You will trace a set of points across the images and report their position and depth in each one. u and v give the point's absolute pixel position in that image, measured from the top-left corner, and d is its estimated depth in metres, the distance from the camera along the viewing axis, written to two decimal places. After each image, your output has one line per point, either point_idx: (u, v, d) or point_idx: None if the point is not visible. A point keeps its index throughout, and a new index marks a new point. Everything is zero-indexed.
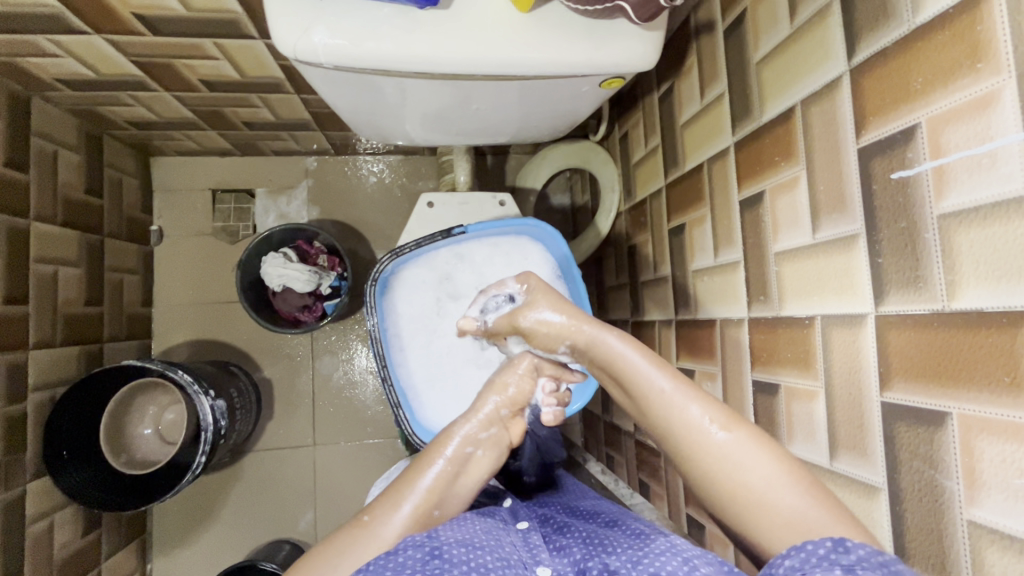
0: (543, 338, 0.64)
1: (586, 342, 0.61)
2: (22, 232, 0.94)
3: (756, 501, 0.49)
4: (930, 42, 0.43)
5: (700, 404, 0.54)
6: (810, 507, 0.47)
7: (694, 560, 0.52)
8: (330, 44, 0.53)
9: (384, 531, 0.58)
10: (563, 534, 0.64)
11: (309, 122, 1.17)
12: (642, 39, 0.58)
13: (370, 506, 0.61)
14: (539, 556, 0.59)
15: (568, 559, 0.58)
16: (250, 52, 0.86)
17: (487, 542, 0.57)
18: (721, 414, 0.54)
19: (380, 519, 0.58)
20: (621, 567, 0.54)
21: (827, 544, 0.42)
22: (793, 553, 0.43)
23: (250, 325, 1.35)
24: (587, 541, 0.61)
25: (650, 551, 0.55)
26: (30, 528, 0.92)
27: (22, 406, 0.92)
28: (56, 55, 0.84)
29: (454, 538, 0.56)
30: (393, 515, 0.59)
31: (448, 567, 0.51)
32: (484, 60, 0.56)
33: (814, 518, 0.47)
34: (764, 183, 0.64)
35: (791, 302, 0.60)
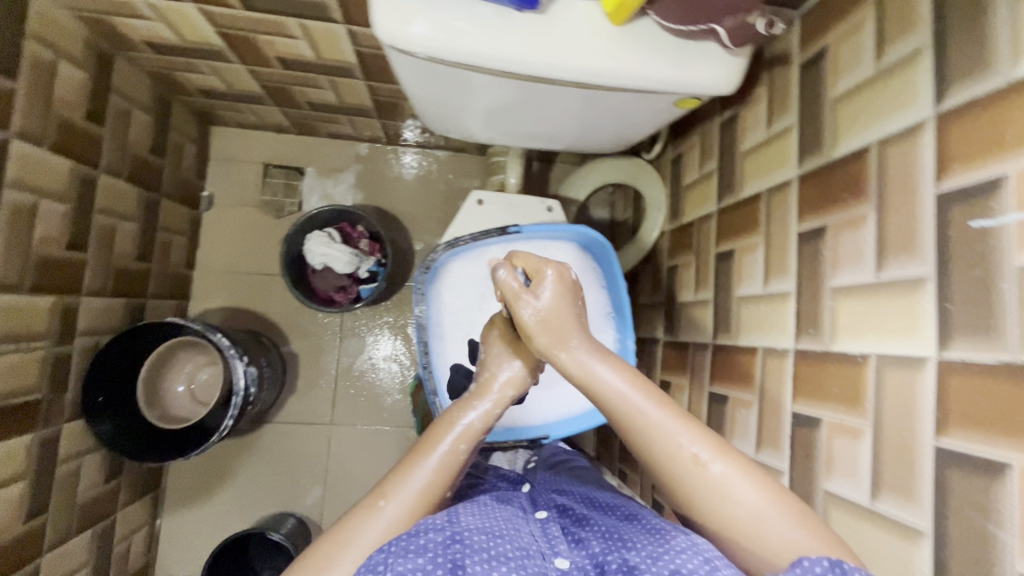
0: (540, 331, 0.65)
1: (572, 361, 0.63)
2: (91, 182, 0.97)
3: (746, 530, 0.51)
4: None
5: (688, 433, 0.56)
6: (796, 532, 0.50)
7: (717, 560, 0.49)
8: (428, 36, 0.55)
9: (401, 511, 0.57)
10: (582, 526, 0.61)
11: (369, 108, 1.20)
12: (726, 63, 0.60)
13: (381, 489, 0.59)
14: (557, 548, 0.57)
15: (586, 551, 0.56)
16: (330, 35, 0.89)
17: (507, 532, 0.57)
18: (711, 444, 0.55)
19: (395, 501, 0.58)
20: (641, 563, 0.50)
21: (824, 563, 0.43)
22: (791, 569, 0.43)
23: (284, 299, 1.38)
24: (606, 535, 0.58)
25: (670, 547, 0.51)
26: (60, 467, 0.94)
27: (69, 348, 0.95)
28: (148, 19, 0.88)
29: (474, 525, 0.56)
30: (407, 493, 0.59)
31: (468, 552, 0.51)
32: (572, 66, 0.57)
33: (798, 542, 0.50)
34: (828, 217, 0.64)
35: (844, 337, 0.60)
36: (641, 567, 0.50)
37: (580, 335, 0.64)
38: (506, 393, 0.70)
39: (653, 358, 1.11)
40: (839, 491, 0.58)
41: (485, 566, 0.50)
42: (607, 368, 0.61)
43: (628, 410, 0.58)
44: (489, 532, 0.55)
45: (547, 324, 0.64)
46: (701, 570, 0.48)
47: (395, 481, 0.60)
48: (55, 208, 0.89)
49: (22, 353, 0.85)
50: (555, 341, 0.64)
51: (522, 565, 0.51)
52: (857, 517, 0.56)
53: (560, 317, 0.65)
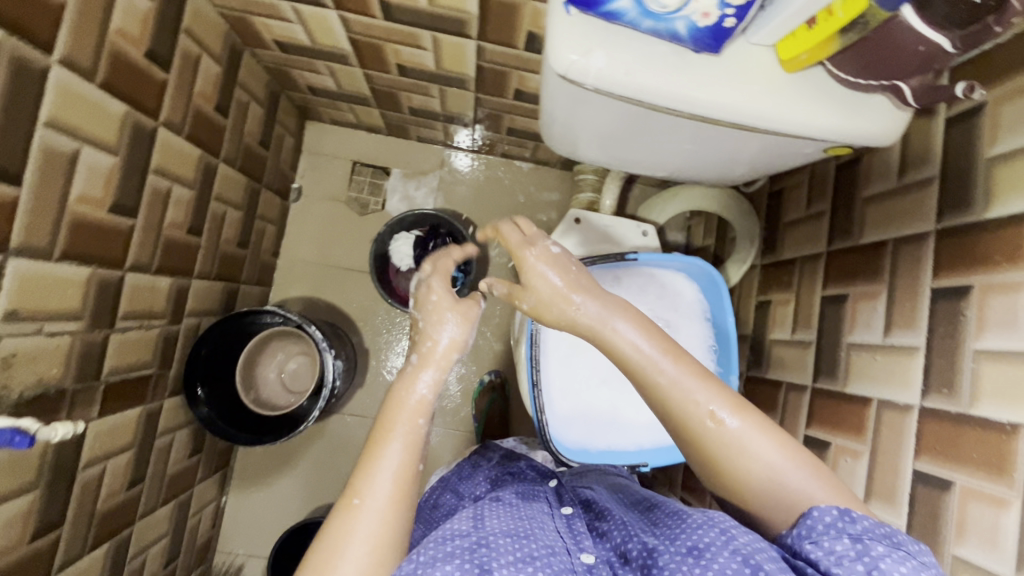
0: (544, 297, 0.64)
1: (593, 321, 0.62)
2: (213, 170, 1.01)
3: (763, 485, 0.55)
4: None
5: (708, 391, 0.58)
6: (799, 477, 0.54)
7: (733, 531, 0.52)
8: (603, 69, 0.57)
9: (379, 499, 0.56)
10: (604, 521, 0.64)
11: (469, 118, 1.22)
12: (892, 117, 0.61)
13: (353, 484, 0.58)
14: (582, 544, 0.59)
15: (609, 545, 0.59)
16: (460, 49, 0.92)
17: (529, 531, 0.58)
18: (728, 402, 0.57)
19: (370, 492, 0.57)
20: (658, 545, 0.55)
21: (834, 513, 0.49)
22: (803, 523, 0.50)
23: (360, 294, 1.42)
24: (626, 525, 0.61)
25: (688, 527, 0.54)
26: (159, 440, 0.98)
27: (179, 327, 0.99)
28: (289, 21, 0.92)
29: (500, 529, 0.57)
30: (382, 483, 0.57)
31: (495, 556, 0.53)
32: (736, 109, 0.59)
33: (799, 486, 0.54)
34: (974, 279, 0.64)
35: (988, 402, 0.59)
36: (660, 549, 0.54)
37: (587, 297, 0.63)
38: (450, 355, 0.68)
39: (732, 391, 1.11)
40: (972, 557, 0.58)
41: (512, 567, 0.51)
42: (628, 326, 0.61)
43: (649, 369, 0.59)
44: (511, 531, 0.57)
45: (541, 293, 0.64)
46: (717, 542, 0.51)
47: (364, 474, 0.58)
48: (183, 193, 0.93)
49: (144, 329, 0.89)
50: (562, 295, 0.63)
51: (547, 563, 0.53)
52: None
53: (553, 279, 0.64)
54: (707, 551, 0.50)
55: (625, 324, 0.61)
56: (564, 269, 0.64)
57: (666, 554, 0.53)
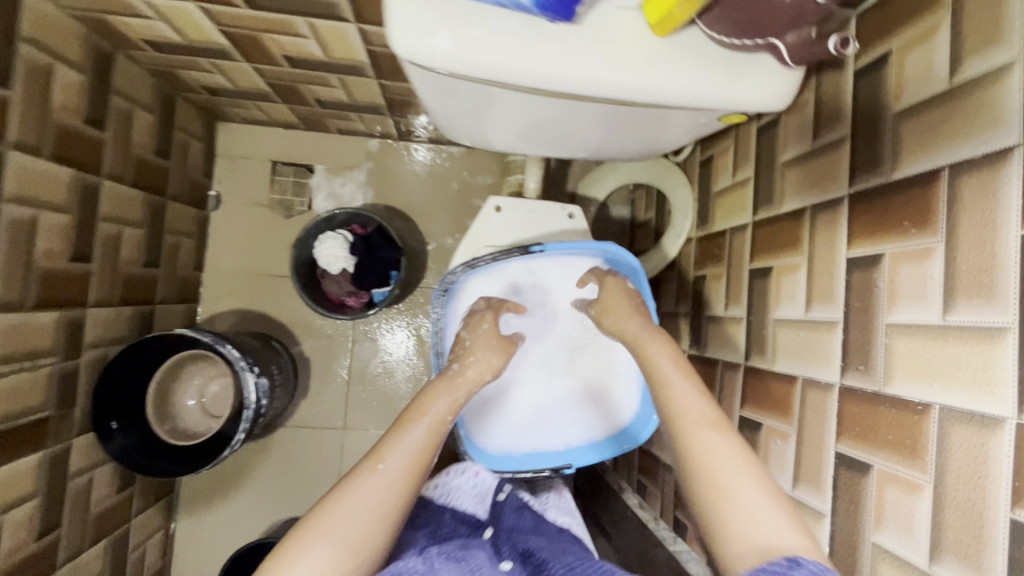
0: (611, 323, 0.75)
1: (635, 340, 0.72)
2: (93, 189, 0.93)
3: (741, 519, 0.52)
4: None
5: (715, 432, 0.58)
6: (768, 513, 0.52)
7: None
8: (450, 50, 0.51)
9: (396, 469, 0.61)
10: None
11: (381, 106, 1.14)
12: (779, 78, 0.56)
13: (377, 449, 0.62)
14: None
15: None
16: (341, 34, 0.83)
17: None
18: (728, 436, 0.58)
19: (390, 458, 0.61)
20: None
21: (783, 562, 0.47)
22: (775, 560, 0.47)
23: (293, 301, 1.35)
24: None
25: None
26: (70, 482, 0.93)
27: (77, 362, 0.93)
28: (147, 17, 0.83)
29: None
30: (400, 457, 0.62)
31: None
32: (607, 84, 0.53)
33: (768, 526, 0.51)
34: (883, 246, 0.58)
35: (901, 380, 0.55)
36: None
37: (635, 319, 0.73)
38: (481, 378, 0.74)
39: None
40: (890, 545, 0.54)
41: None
42: (669, 355, 0.68)
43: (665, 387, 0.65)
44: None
45: (627, 319, 0.74)
46: None
47: (391, 442, 0.63)
48: (55, 219, 0.85)
49: (29, 371, 0.83)
50: (619, 321, 0.74)
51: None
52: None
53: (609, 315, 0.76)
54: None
55: (667, 356, 0.68)
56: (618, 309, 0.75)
57: None
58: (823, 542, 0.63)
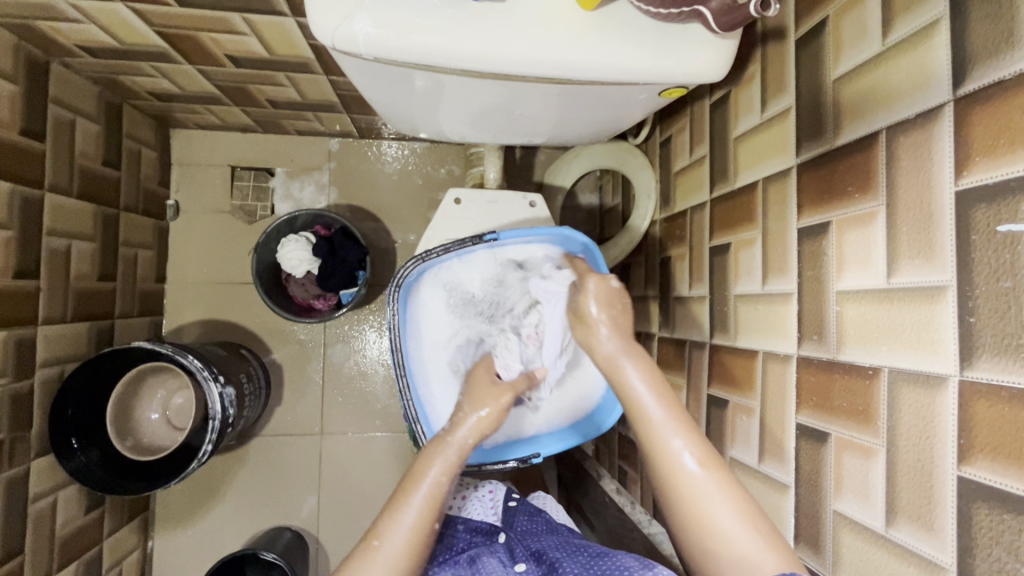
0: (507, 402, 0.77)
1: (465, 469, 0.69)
2: (35, 203, 0.90)
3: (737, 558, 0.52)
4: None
5: (683, 437, 0.59)
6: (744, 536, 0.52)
7: None
8: (372, 34, 0.49)
9: (396, 547, 0.60)
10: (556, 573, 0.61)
11: (336, 104, 1.11)
12: (713, 48, 0.55)
13: (376, 526, 0.62)
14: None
15: None
16: (281, 31, 0.81)
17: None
18: (702, 452, 0.58)
19: (389, 539, 0.61)
20: None
21: None
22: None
23: (261, 308, 1.32)
24: None
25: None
26: (32, 506, 0.90)
27: (30, 382, 0.90)
28: (77, 21, 0.80)
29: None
30: (402, 534, 0.61)
31: None
32: (536, 62, 0.52)
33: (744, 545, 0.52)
34: (831, 213, 0.58)
35: (852, 346, 0.54)
36: None
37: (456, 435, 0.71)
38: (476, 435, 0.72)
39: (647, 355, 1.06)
40: (850, 512, 0.54)
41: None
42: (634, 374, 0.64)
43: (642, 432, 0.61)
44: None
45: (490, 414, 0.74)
46: None
47: (388, 520, 0.63)
48: None
49: None
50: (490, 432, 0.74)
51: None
52: (870, 542, 0.51)
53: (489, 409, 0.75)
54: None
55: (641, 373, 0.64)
56: (608, 305, 0.70)
57: None
58: (789, 513, 0.63)
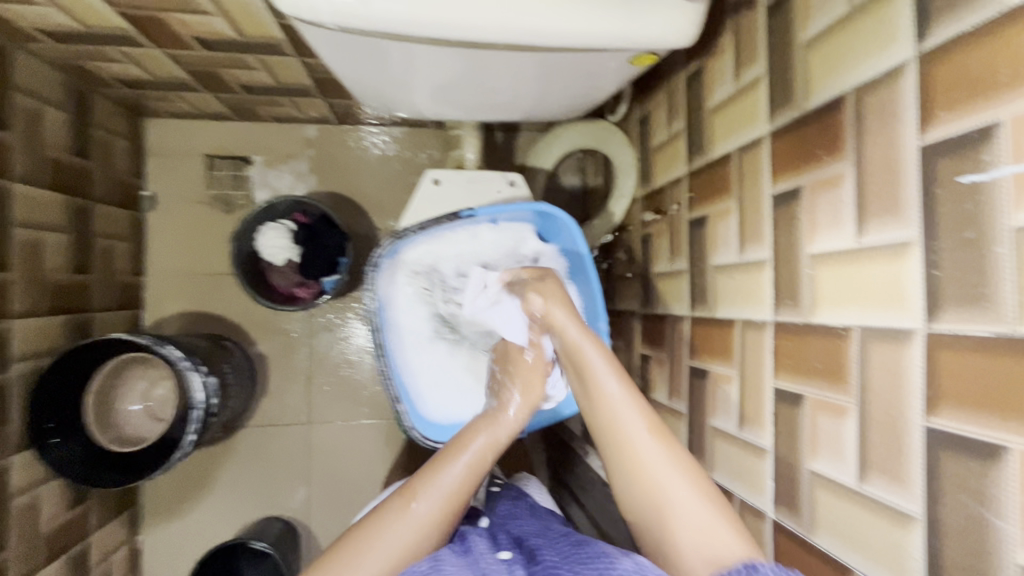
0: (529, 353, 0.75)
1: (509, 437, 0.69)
2: (3, 195, 0.88)
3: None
4: (999, 36, 0.39)
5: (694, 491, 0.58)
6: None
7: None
8: (335, 1, 0.48)
9: (427, 510, 0.62)
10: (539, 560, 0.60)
11: (311, 87, 1.10)
12: (681, 12, 0.54)
13: (410, 488, 0.64)
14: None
15: None
16: (249, 10, 0.79)
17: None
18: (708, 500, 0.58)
19: (423, 500, 0.62)
20: None
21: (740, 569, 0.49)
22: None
23: (243, 298, 1.30)
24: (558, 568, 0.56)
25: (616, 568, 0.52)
26: (14, 502, 0.89)
27: (5, 376, 0.88)
28: (36, 3, 0.77)
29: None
30: (435, 499, 0.62)
31: None
32: (503, 28, 0.51)
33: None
34: (802, 178, 0.58)
35: (824, 309, 0.55)
36: None
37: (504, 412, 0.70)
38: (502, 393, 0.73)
39: (631, 333, 1.07)
40: (825, 471, 0.55)
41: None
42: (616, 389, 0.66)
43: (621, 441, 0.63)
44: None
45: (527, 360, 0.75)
46: None
47: (423, 482, 0.64)
48: None
49: None
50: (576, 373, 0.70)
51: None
52: (844, 498, 0.52)
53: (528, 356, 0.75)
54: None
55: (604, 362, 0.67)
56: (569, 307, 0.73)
57: None
58: (767, 477, 0.64)
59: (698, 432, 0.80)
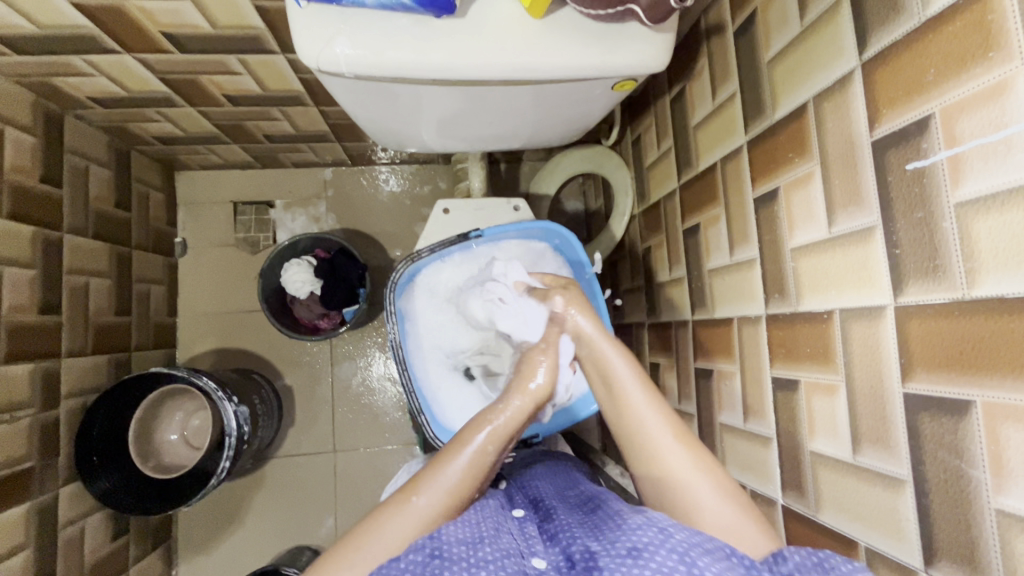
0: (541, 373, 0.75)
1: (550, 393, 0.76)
2: (56, 244, 0.98)
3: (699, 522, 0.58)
4: (922, 43, 0.45)
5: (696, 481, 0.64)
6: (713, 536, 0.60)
7: (671, 527, 0.50)
8: (352, 54, 0.57)
9: (428, 508, 0.58)
10: (556, 522, 0.57)
11: (328, 133, 1.19)
12: (652, 41, 0.62)
13: (415, 481, 0.60)
14: (534, 547, 0.53)
15: (560, 547, 0.52)
16: (272, 67, 0.89)
17: (486, 535, 0.53)
18: None
19: (424, 497, 0.58)
20: (603, 548, 0.49)
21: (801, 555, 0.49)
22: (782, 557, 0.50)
23: (270, 333, 1.37)
24: (580, 528, 0.54)
25: (629, 526, 0.51)
26: (61, 531, 0.94)
27: (55, 412, 0.95)
28: (89, 75, 0.88)
29: (456, 536, 0.52)
30: (438, 497, 0.59)
31: (448, 566, 0.47)
32: (495, 68, 0.59)
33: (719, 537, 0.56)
34: (779, 179, 0.64)
35: (808, 296, 0.59)
36: (602, 550, 0.48)
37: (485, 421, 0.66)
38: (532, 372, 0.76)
39: (641, 344, 1.10)
40: (824, 450, 0.58)
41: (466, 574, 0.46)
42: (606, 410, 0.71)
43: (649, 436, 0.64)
44: (467, 540, 0.51)
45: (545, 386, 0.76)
46: (655, 540, 0.48)
47: (429, 475, 0.61)
48: (19, 274, 0.89)
49: (8, 423, 0.86)
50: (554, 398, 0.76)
51: (501, 566, 0.48)
52: (845, 475, 0.55)
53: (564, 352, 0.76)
54: (646, 552, 0.47)
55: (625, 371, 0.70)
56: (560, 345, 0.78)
57: (608, 557, 0.47)
58: (774, 464, 0.67)
59: (708, 430, 0.83)
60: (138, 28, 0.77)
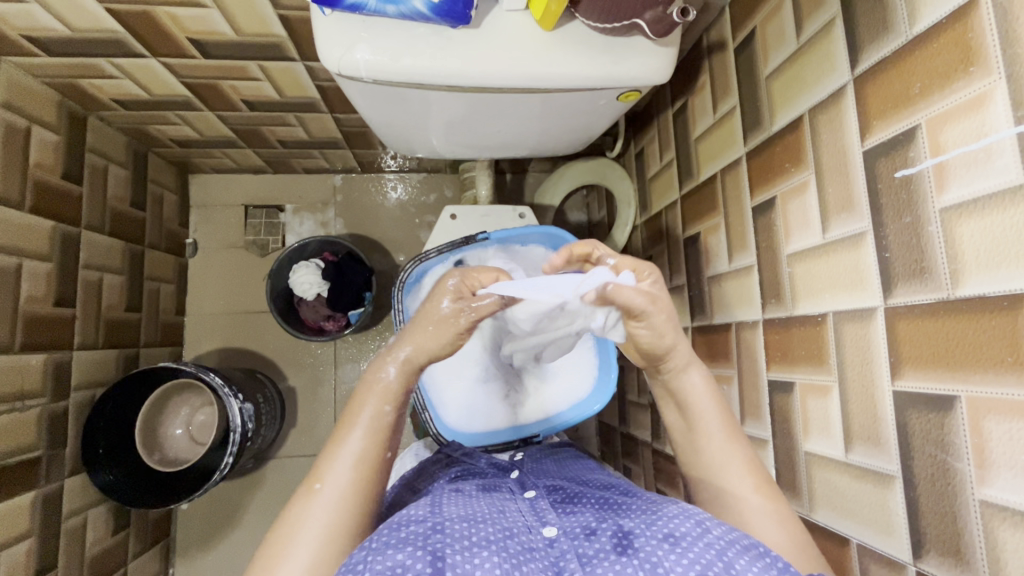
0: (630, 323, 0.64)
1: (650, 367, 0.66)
2: (74, 240, 1.01)
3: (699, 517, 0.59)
4: (909, 59, 0.48)
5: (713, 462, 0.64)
6: None
7: (707, 522, 0.49)
8: (371, 60, 0.60)
9: (340, 486, 0.55)
10: (571, 503, 0.57)
11: (340, 140, 1.23)
12: (656, 55, 0.65)
13: (316, 468, 0.57)
14: (546, 521, 0.53)
15: (577, 523, 0.53)
16: (291, 74, 0.93)
17: (491, 515, 0.53)
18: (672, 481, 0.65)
19: (330, 478, 0.55)
20: (636, 528, 0.50)
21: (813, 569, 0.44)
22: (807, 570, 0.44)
23: (275, 334, 1.39)
24: (597, 508, 0.55)
25: (662, 514, 0.51)
26: (65, 522, 0.95)
27: (65, 403, 0.97)
28: (115, 77, 0.92)
29: (457, 514, 0.53)
30: (345, 473, 0.56)
31: (451, 542, 0.48)
32: (505, 76, 0.62)
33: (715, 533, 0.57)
34: (776, 189, 0.66)
35: (803, 301, 0.61)
36: (634, 531, 0.49)
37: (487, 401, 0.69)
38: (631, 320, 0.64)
39: None
40: (818, 450, 0.59)
41: (466, 553, 0.46)
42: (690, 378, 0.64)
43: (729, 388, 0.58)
44: (471, 518, 0.52)
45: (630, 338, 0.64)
46: (692, 533, 0.48)
47: (329, 459, 0.57)
48: (38, 267, 0.92)
49: (20, 411, 0.87)
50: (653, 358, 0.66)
51: (505, 545, 0.48)
52: (837, 473, 0.56)
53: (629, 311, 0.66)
54: (684, 540, 0.47)
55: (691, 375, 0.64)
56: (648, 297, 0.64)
57: (643, 537, 0.48)
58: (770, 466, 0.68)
59: None
60: (165, 34, 0.80)
